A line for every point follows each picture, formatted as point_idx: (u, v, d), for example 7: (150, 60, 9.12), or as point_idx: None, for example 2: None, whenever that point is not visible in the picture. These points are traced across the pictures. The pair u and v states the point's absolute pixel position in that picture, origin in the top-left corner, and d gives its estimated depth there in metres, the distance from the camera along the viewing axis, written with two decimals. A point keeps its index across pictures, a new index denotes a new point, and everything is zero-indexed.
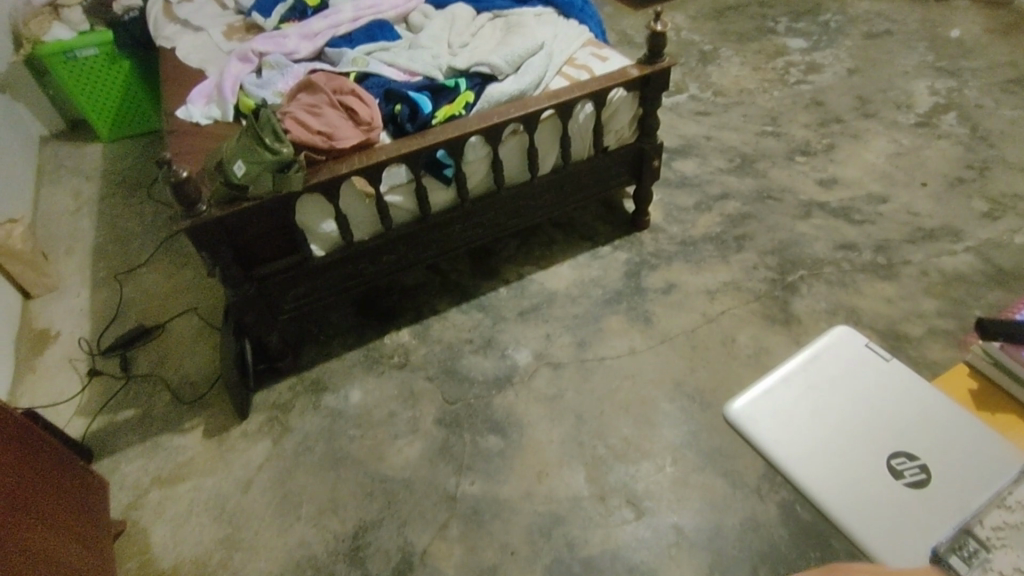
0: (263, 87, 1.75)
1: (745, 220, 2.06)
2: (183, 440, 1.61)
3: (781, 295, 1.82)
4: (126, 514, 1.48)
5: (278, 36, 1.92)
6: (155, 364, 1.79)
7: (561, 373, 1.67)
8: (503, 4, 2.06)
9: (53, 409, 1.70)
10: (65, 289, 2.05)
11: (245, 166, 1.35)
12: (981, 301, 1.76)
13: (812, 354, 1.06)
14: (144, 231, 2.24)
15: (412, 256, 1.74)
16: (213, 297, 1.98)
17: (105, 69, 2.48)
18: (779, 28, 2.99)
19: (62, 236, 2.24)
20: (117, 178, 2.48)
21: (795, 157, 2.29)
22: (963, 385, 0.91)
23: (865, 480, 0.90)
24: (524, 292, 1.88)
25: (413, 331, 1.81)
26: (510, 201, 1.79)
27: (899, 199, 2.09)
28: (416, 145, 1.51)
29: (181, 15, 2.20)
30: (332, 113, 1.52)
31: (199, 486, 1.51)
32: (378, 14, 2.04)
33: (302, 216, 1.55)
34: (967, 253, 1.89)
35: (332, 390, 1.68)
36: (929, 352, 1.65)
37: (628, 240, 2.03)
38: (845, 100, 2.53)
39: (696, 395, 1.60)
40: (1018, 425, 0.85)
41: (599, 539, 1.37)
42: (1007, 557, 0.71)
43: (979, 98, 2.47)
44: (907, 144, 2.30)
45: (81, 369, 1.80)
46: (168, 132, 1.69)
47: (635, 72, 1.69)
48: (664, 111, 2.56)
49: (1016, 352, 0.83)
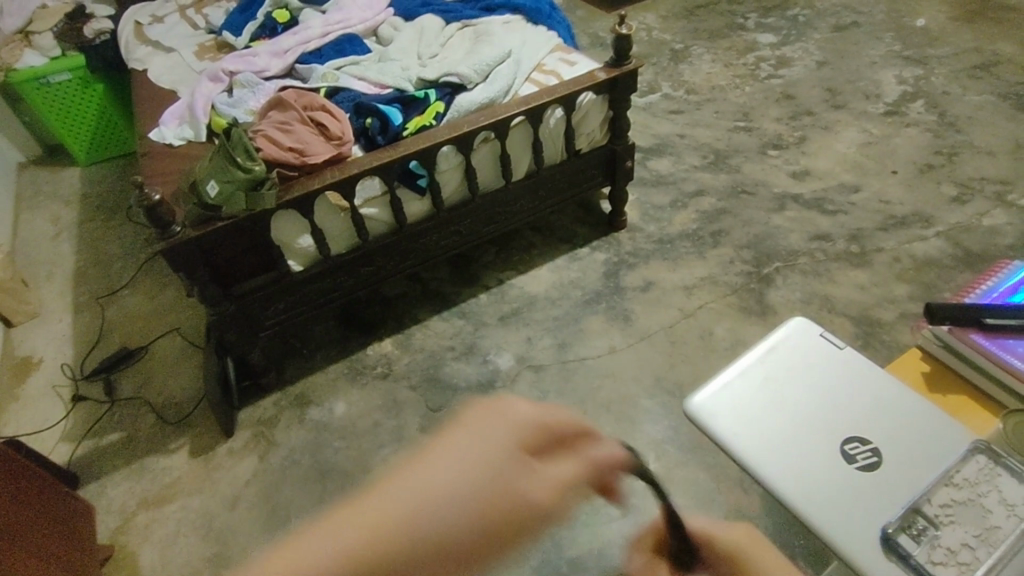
0: (234, 106, 1.76)
1: (720, 216, 2.09)
2: (170, 460, 1.61)
3: (756, 287, 1.85)
4: (114, 538, 1.48)
5: (248, 55, 1.94)
6: (140, 386, 1.80)
7: (544, 376, 1.69)
8: (471, 14, 2.08)
9: (37, 436, 1.70)
10: (46, 315, 2.05)
11: (217, 186, 1.37)
12: (952, 284, 1.79)
13: (771, 344, 0.97)
14: (125, 254, 2.24)
15: (390, 267, 1.76)
16: (195, 316, 1.98)
17: (78, 93, 2.47)
18: (748, 24, 3.03)
19: (42, 261, 2.25)
20: (96, 202, 2.48)
21: (767, 151, 2.32)
22: (914, 369, 0.94)
23: (822, 472, 0.83)
24: (504, 297, 1.90)
25: (396, 341, 1.82)
26: (485, 208, 1.80)
27: (870, 188, 2.13)
28: (388, 157, 1.53)
29: (152, 36, 2.21)
30: (303, 128, 1.54)
31: (187, 506, 1.52)
32: (348, 29, 2.05)
33: (279, 232, 1.56)
34: (938, 238, 1.93)
35: (316, 404, 1.69)
36: (902, 337, 1.68)
37: (605, 241, 2.05)
38: (815, 93, 2.57)
39: (676, 390, 1.62)
40: (965, 405, 0.89)
41: (585, 537, 1.38)
42: (955, 534, 0.73)
43: (945, 85, 2.52)
44: (876, 133, 2.34)
45: (65, 395, 1.80)
46: (141, 154, 1.70)
47: (603, 75, 1.72)
48: (638, 111, 2.59)
49: (964, 335, 0.88)
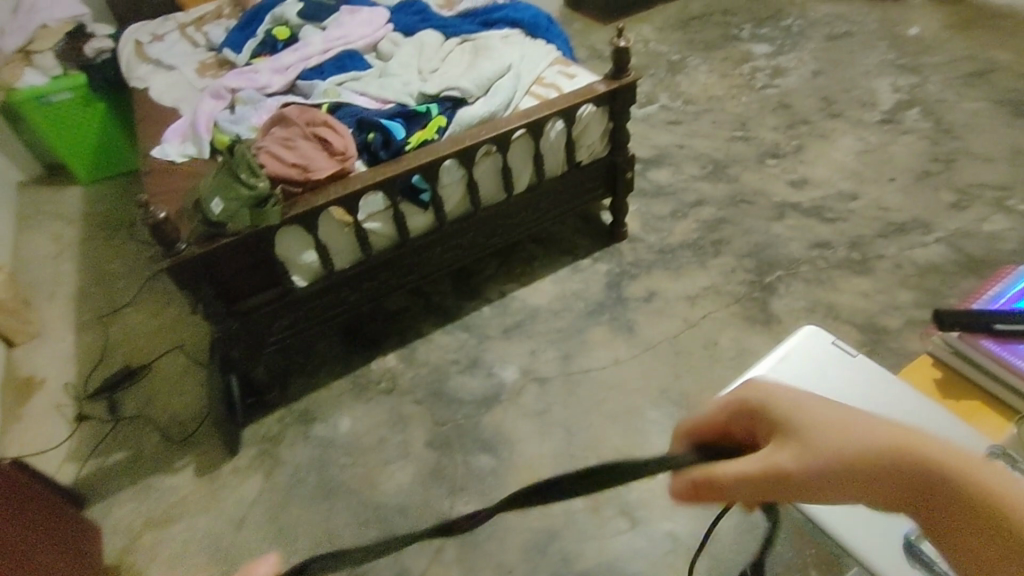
0: (236, 123, 1.77)
1: (720, 225, 2.10)
2: (175, 480, 1.61)
3: (760, 296, 1.85)
4: (120, 558, 1.47)
5: (249, 72, 1.95)
6: (143, 404, 1.79)
7: (549, 388, 1.69)
8: (470, 29, 2.10)
9: (41, 457, 1.70)
10: (48, 334, 2.05)
11: (222, 204, 1.38)
12: (955, 290, 1.80)
13: (782, 353, 0.97)
14: (127, 271, 2.24)
15: (395, 281, 1.76)
16: (198, 333, 1.98)
17: (79, 113, 2.48)
18: (743, 35, 3.06)
19: (44, 281, 2.25)
20: (97, 220, 2.48)
21: (765, 160, 2.34)
22: (926, 375, 0.95)
23: None
24: (507, 309, 1.90)
25: (400, 354, 1.82)
26: (488, 221, 1.81)
27: (869, 195, 2.15)
28: (391, 172, 1.54)
29: (153, 54, 2.23)
30: (307, 145, 1.55)
31: (193, 526, 1.51)
32: (348, 45, 2.06)
33: (282, 248, 1.56)
34: (938, 244, 1.94)
35: (322, 420, 1.68)
36: (907, 343, 1.69)
37: (607, 252, 2.05)
38: (811, 102, 2.59)
39: (683, 400, 1.62)
40: (980, 411, 0.89)
41: (594, 551, 1.38)
42: None
43: (940, 92, 2.54)
44: (873, 141, 2.36)
45: (68, 415, 1.79)
46: (144, 172, 1.71)
47: (603, 88, 1.74)
48: (637, 122, 2.61)
49: (974, 340, 0.88)
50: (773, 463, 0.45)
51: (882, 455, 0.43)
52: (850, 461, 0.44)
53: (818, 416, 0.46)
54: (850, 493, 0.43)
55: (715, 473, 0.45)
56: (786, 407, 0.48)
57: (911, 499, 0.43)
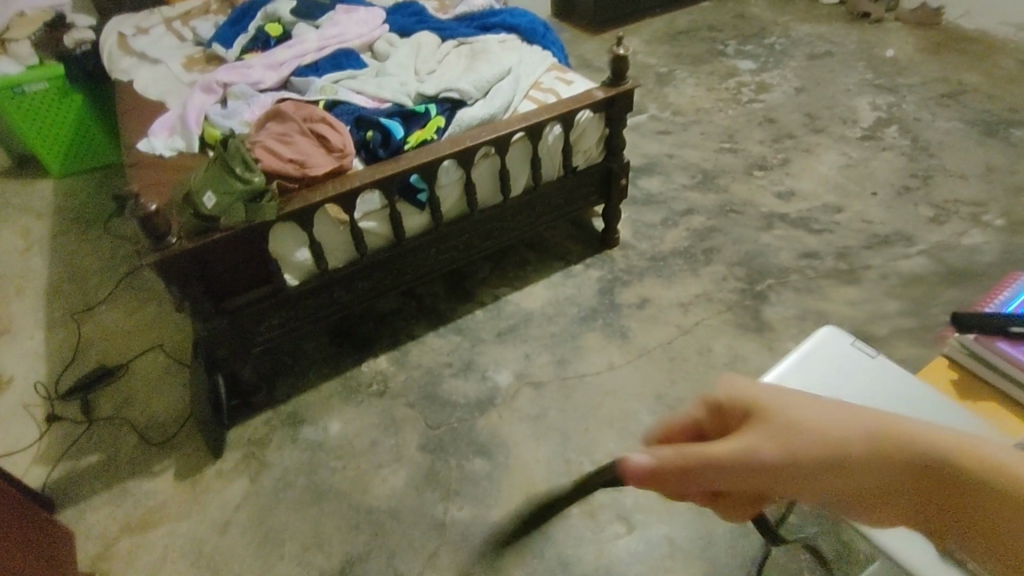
0: (228, 117, 1.73)
1: (710, 234, 2.12)
2: (154, 484, 1.54)
3: (751, 304, 1.87)
4: (93, 566, 1.40)
5: (241, 66, 1.90)
6: (120, 405, 1.72)
7: (543, 393, 1.67)
8: (466, 32, 2.09)
9: (10, 459, 1.61)
10: (18, 332, 1.96)
11: (215, 197, 1.33)
12: (938, 301, 1.84)
13: (802, 354, 0.97)
14: (103, 268, 2.16)
15: (389, 282, 1.73)
16: (179, 332, 1.92)
17: (55, 104, 2.39)
18: (728, 50, 3.12)
19: (13, 276, 2.15)
20: (71, 214, 2.39)
21: (753, 172, 2.38)
22: (943, 377, 0.96)
23: None
24: (500, 314, 1.89)
25: (391, 357, 1.79)
26: (484, 223, 1.80)
27: (852, 208, 2.19)
28: (390, 170, 1.51)
29: (137, 46, 2.17)
30: (304, 141, 1.52)
31: (174, 532, 1.45)
32: (343, 43, 2.03)
33: (277, 245, 1.53)
34: (920, 256, 1.99)
35: (310, 422, 1.64)
36: (895, 350, 1.72)
37: (599, 258, 2.05)
38: (795, 117, 2.65)
39: (677, 406, 1.62)
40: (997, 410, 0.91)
41: (592, 556, 1.36)
42: None
43: (917, 112, 2.62)
44: (855, 156, 2.42)
45: (38, 415, 1.71)
46: (129, 164, 1.65)
47: (601, 94, 1.74)
48: (627, 131, 2.63)
49: (990, 343, 0.90)
50: (753, 454, 0.38)
51: (871, 437, 0.37)
52: (840, 450, 0.37)
53: (797, 403, 0.40)
54: (839, 484, 0.37)
55: (688, 458, 0.39)
56: (760, 396, 0.41)
57: (918, 496, 0.37)
